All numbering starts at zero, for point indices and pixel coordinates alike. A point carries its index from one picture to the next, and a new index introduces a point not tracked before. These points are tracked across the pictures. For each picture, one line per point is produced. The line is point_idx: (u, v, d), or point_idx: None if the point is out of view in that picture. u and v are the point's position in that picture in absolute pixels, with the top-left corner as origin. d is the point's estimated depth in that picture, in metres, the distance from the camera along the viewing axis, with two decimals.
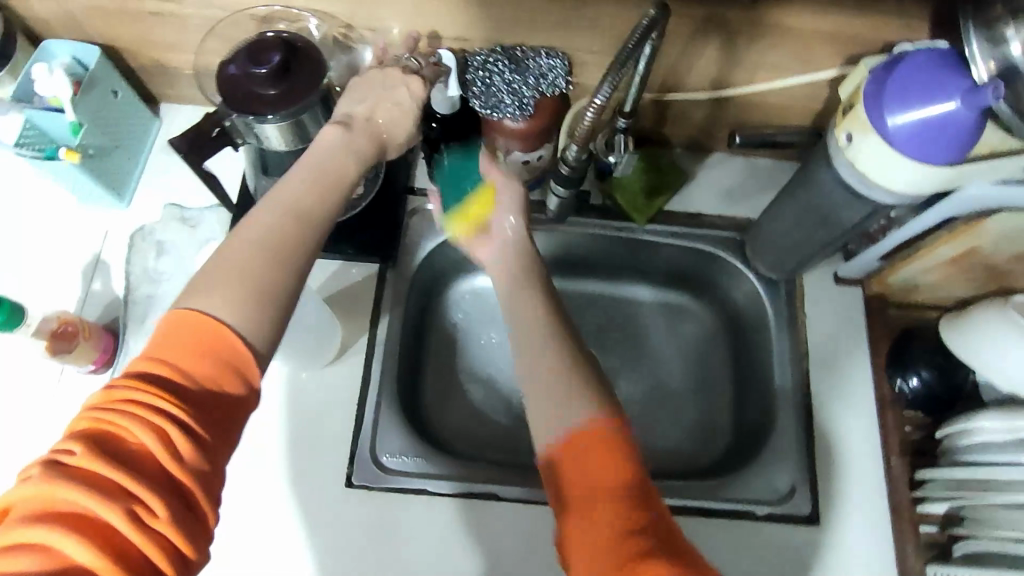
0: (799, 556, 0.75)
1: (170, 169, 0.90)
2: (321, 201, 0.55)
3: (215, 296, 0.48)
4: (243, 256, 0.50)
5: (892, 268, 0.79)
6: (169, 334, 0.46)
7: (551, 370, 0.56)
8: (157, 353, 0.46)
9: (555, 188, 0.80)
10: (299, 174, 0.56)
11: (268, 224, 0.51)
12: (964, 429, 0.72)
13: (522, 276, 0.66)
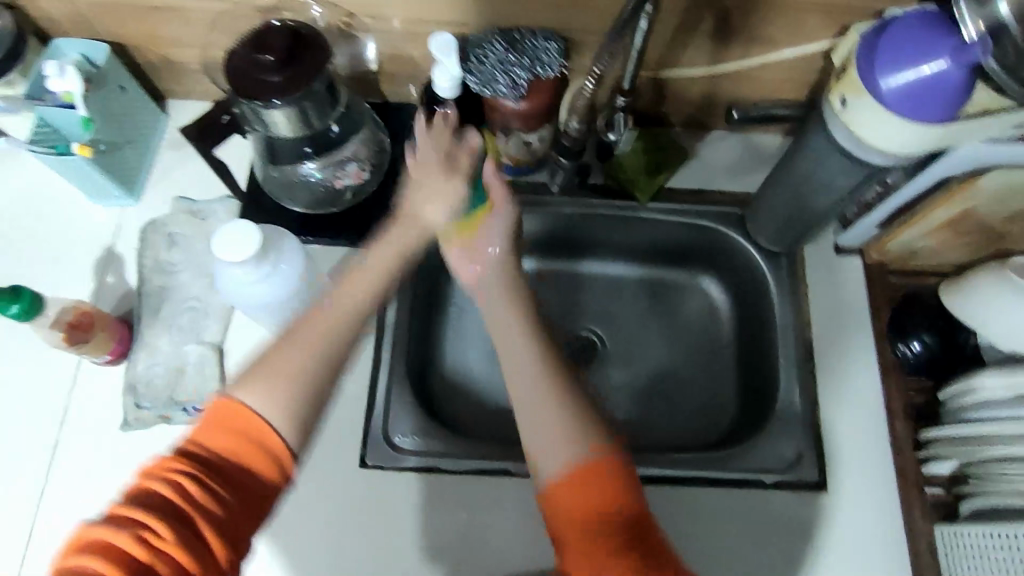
0: (809, 520, 0.76)
1: (179, 163, 0.92)
2: (365, 292, 0.60)
3: (265, 389, 0.52)
4: (287, 355, 0.54)
5: (891, 234, 0.80)
6: (227, 415, 0.50)
7: (549, 408, 0.58)
8: (212, 430, 0.50)
9: (559, 161, 0.81)
10: (352, 280, 0.60)
11: (321, 362, 0.55)
12: (966, 387, 0.73)
13: (508, 312, 0.66)
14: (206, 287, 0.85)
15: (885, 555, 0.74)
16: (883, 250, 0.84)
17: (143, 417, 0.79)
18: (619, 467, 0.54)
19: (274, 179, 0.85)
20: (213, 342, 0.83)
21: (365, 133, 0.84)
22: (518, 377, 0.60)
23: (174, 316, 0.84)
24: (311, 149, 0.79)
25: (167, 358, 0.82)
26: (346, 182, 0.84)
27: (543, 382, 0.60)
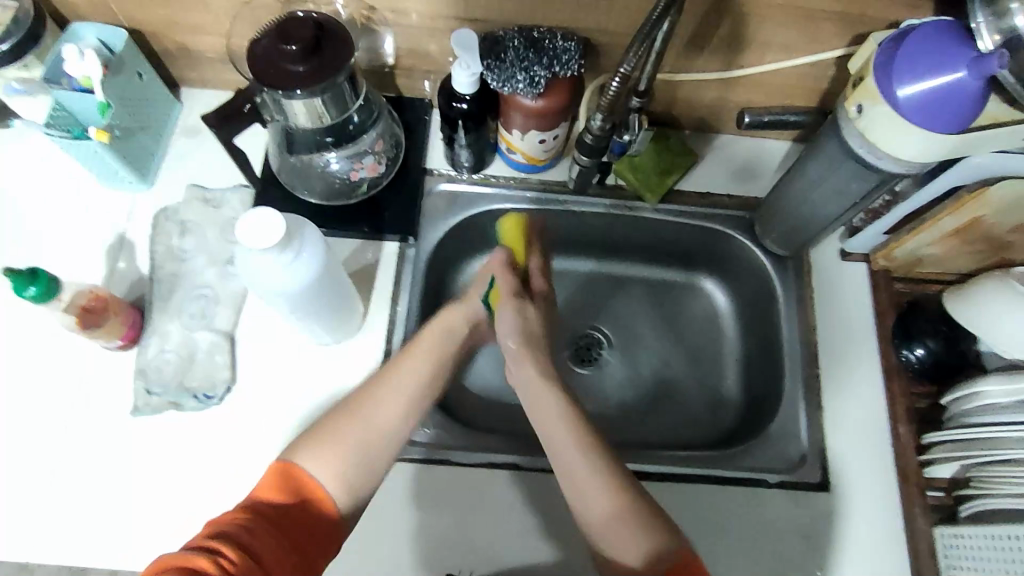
0: (811, 519, 0.78)
1: (193, 150, 0.92)
2: (401, 393, 0.68)
3: (321, 456, 0.61)
4: (340, 432, 0.63)
5: (899, 240, 0.81)
6: (287, 470, 0.59)
7: (595, 490, 0.61)
8: (273, 486, 0.58)
9: (578, 158, 0.83)
10: (387, 377, 0.68)
11: (364, 442, 0.63)
12: (969, 393, 0.75)
13: (549, 398, 0.69)
14: (217, 276, 0.86)
15: (885, 554, 0.76)
16: (889, 257, 0.85)
17: (153, 403, 0.79)
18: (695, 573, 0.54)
19: (292, 169, 0.86)
20: (225, 330, 0.83)
21: (383, 127, 0.85)
22: (562, 458, 0.64)
23: (186, 303, 0.84)
24: (330, 141, 0.80)
25: (178, 346, 0.82)
26: (362, 174, 0.86)
27: (588, 464, 0.62)
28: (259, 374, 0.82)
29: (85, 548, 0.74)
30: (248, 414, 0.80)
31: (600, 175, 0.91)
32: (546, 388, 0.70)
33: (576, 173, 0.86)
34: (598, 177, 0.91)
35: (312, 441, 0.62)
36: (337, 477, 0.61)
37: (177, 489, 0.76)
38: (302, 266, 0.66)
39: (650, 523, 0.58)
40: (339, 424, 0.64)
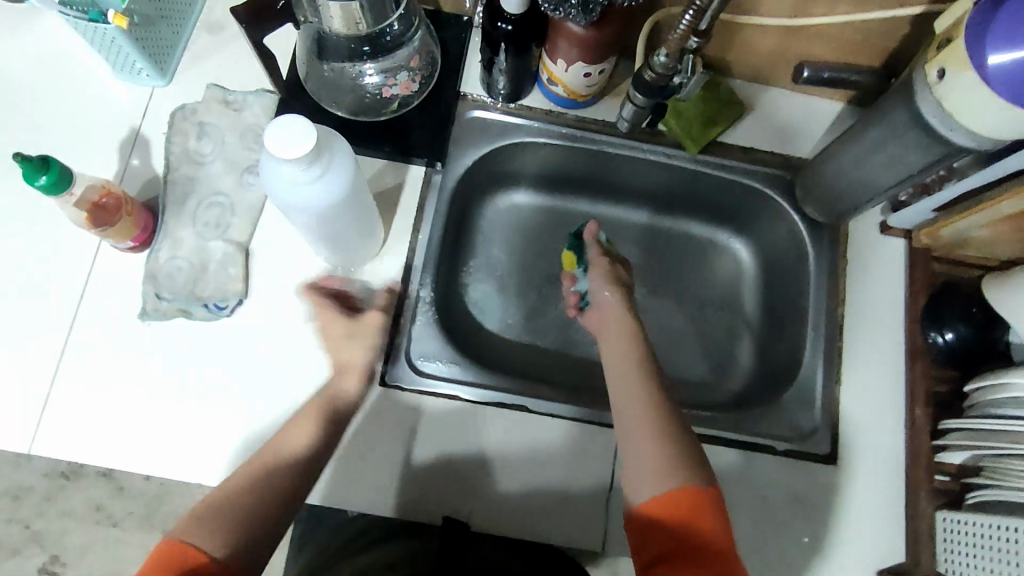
0: (813, 489, 0.79)
1: (216, 47, 0.86)
2: (309, 433, 0.66)
3: (206, 526, 0.55)
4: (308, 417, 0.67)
5: (947, 219, 0.77)
6: (171, 548, 0.53)
7: (646, 445, 0.59)
8: (161, 562, 0.52)
9: (634, 97, 0.78)
10: (291, 428, 0.66)
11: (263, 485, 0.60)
12: (995, 383, 0.73)
13: (631, 348, 0.69)
14: (234, 184, 0.82)
15: (883, 529, 0.77)
16: (934, 235, 0.81)
17: (162, 308, 0.78)
18: (700, 501, 0.55)
19: (326, 78, 0.80)
20: (239, 242, 0.80)
21: (421, 42, 0.80)
22: (629, 416, 0.62)
23: (201, 209, 0.81)
24: (366, 50, 0.75)
25: (191, 253, 0.80)
26: (394, 91, 0.81)
27: (646, 421, 0.61)
28: (271, 290, 0.80)
29: (89, 446, 0.74)
30: (259, 331, 0.78)
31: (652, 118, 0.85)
32: (625, 345, 0.69)
33: (627, 113, 0.82)
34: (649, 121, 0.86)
35: (189, 519, 0.56)
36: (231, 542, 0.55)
37: (184, 397, 0.76)
38: (317, 187, 0.63)
39: (684, 470, 0.57)
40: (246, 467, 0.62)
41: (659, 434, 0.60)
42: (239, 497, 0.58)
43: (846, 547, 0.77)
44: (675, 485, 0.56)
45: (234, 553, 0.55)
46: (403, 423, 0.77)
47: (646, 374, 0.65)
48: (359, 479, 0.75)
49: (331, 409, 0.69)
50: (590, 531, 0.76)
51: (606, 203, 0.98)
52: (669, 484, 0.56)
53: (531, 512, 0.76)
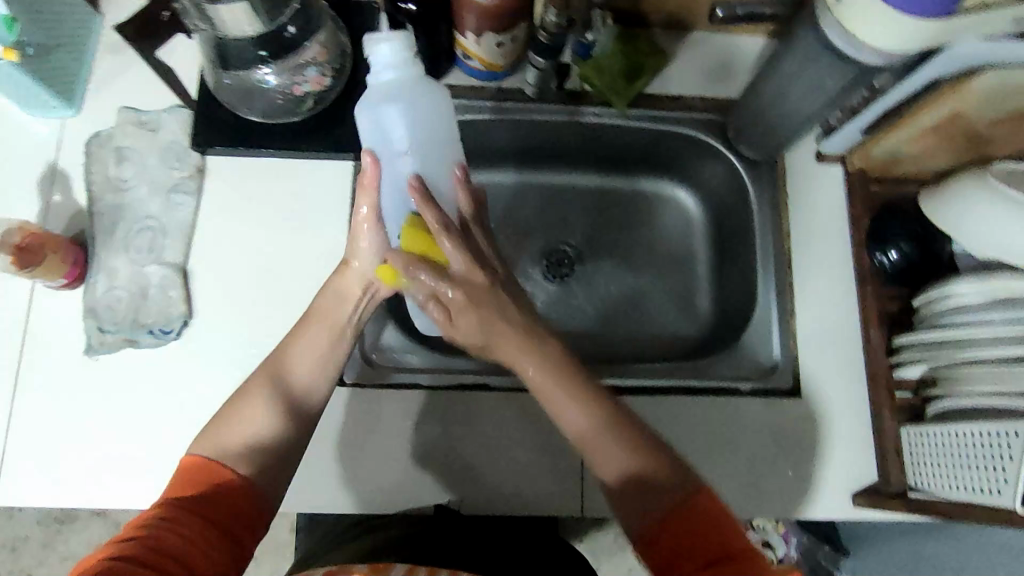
0: (780, 424, 0.80)
1: (122, 69, 0.84)
2: (326, 348, 0.64)
3: (226, 445, 0.58)
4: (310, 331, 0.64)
5: (876, 139, 0.78)
6: (197, 464, 0.56)
7: (580, 420, 0.60)
8: (185, 476, 0.55)
9: (533, 59, 0.80)
10: (314, 322, 0.64)
11: (290, 392, 0.61)
12: (941, 294, 0.73)
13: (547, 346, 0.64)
14: (162, 205, 0.80)
15: (851, 452, 0.79)
16: (867, 157, 0.81)
17: (108, 341, 0.76)
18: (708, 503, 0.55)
19: (227, 85, 0.78)
20: (176, 263, 0.79)
21: (326, 34, 0.78)
22: (560, 396, 0.61)
23: (132, 236, 0.80)
24: (266, 53, 0.73)
25: (128, 282, 0.78)
26: (305, 88, 0.79)
27: (574, 396, 0.61)
28: (216, 306, 0.79)
29: (58, 489, 0.73)
30: (210, 349, 0.77)
31: (558, 81, 0.84)
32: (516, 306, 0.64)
33: (534, 77, 0.83)
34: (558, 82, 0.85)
35: (220, 428, 0.59)
36: (256, 459, 0.58)
37: (144, 426, 0.75)
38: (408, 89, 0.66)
39: (621, 440, 0.59)
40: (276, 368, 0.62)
41: (584, 410, 0.60)
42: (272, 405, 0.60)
43: (816, 473, 0.79)
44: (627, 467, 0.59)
45: (260, 472, 0.57)
46: (370, 419, 0.77)
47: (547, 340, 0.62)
48: (335, 479, 0.76)
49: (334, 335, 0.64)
50: (568, 494, 0.78)
51: (546, 170, 0.98)
52: (628, 463, 0.59)
53: (508, 485, 0.78)
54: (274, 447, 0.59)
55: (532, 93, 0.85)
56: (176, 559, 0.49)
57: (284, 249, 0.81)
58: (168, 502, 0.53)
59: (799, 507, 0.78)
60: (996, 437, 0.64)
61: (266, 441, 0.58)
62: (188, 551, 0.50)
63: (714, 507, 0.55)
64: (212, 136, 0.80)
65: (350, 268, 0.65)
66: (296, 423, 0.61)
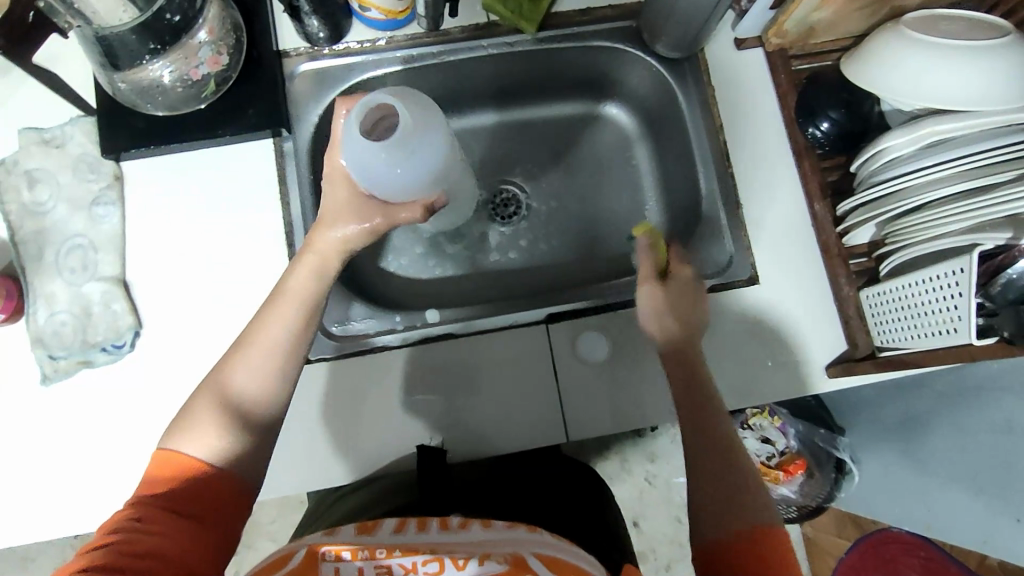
0: (745, 314, 0.81)
1: (11, 89, 0.80)
2: (294, 323, 0.59)
3: (198, 433, 0.55)
4: (275, 314, 0.59)
5: (786, 13, 0.77)
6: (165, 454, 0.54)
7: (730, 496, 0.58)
8: (156, 473, 0.53)
9: None
10: (282, 295, 0.60)
11: (265, 370, 0.58)
12: (873, 153, 0.73)
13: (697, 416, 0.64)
14: (86, 221, 0.78)
15: (818, 328, 0.80)
16: (781, 33, 0.81)
17: (62, 367, 0.75)
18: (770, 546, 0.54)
19: (123, 90, 0.74)
20: (113, 276, 0.77)
21: (214, 10, 0.75)
22: (715, 488, 0.59)
23: (62, 258, 0.78)
24: (155, 44, 0.70)
25: (70, 304, 0.76)
26: (203, 70, 0.76)
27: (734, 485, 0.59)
28: (164, 311, 0.77)
29: (46, 520, 0.73)
30: (166, 355, 0.76)
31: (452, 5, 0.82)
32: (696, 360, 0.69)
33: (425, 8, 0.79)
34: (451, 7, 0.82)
35: (184, 419, 0.56)
36: (229, 446, 0.55)
37: (116, 443, 0.74)
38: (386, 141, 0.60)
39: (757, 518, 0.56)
40: (244, 344, 0.59)
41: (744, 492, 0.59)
42: (243, 384, 0.57)
43: (786, 353, 0.80)
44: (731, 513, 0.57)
45: (232, 462, 0.55)
46: (341, 391, 0.77)
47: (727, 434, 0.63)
48: (321, 456, 0.76)
49: (291, 322, 0.59)
50: (551, 424, 0.79)
51: (472, 114, 0.96)
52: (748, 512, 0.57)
53: (494, 427, 0.78)
54: (246, 436, 0.56)
55: (431, 28, 0.83)
56: (143, 553, 0.47)
57: (221, 241, 0.79)
58: (138, 500, 0.51)
59: (776, 389, 0.80)
60: (946, 277, 0.64)
61: (236, 429, 0.56)
62: (159, 549, 0.48)
63: (774, 544, 0.54)
64: (119, 141, 0.77)
65: (322, 233, 0.62)
66: (258, 423, 0.57)
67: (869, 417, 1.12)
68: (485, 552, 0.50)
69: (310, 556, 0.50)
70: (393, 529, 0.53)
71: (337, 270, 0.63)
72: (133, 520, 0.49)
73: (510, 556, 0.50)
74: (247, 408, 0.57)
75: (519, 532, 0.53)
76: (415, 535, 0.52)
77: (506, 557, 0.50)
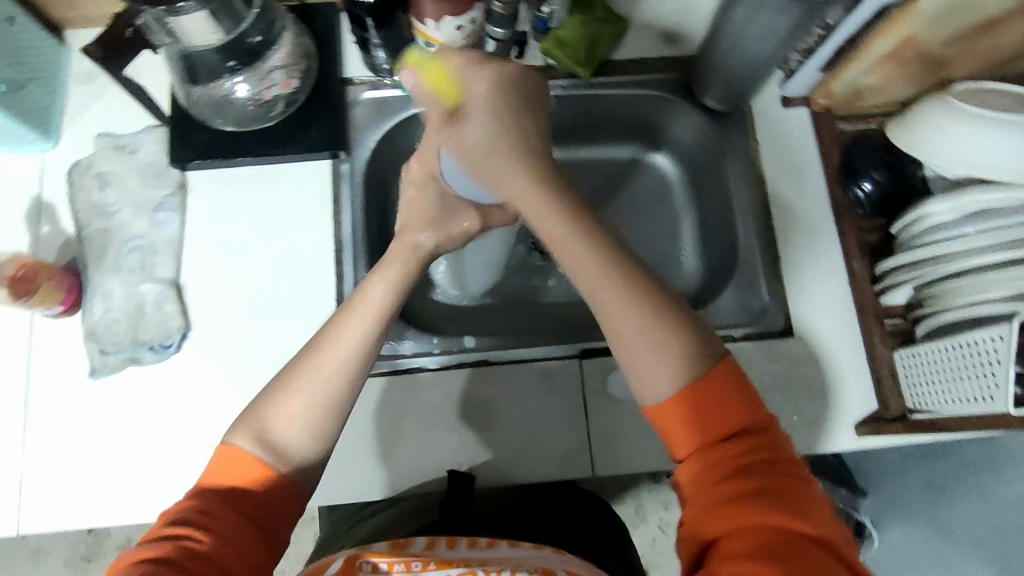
0: (776, 364, 0.82)
1: (92, 96, 0.85)
2: (366, 340, 0.57)
3: (269, 435, 0.54)
4: (349, 329, 0.57)
5: (834, 74, 0.79)
6: (226, 452, 0.54)
7: (659, 360, 0.54)
8: (222, 468, 0.53)
9: (492, 33, 0.80)
10: (357, 306, 0.58)
11: (331, 388, 0.55)
12: (916, 217, 0.74)
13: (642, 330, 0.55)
14: (148, 224, 0.82)
15: (850, 384, 0.81)
16: (828, 93, 0.84)
17: (110, 361, 0.78)
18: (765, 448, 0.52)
19: (198, 102, 0.78)
20: (168, 278, 0.80)
21: (290, 37, 0.79)
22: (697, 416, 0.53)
23: (121, 257, 0.81)
24: (233, 63, 0.75)
25: (124, 302, 0.80)
26: (275, 91, 0.80)
27: (655, 345, 0.54)
28: (212, 316, 0.80)
29: (78, 510, 0.75)
30: (211, 358, 0.79)
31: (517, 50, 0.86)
32: (588, 254, 0.56)
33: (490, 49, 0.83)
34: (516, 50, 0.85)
35: (251, 418, 0.55)
36: (292, 453, 0.55)
37: (153, 440, 0.76)
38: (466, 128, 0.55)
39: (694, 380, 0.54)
40: (309, 357, 0.56)
41: (669, 350, 0.54)
42: (301, 406, 0.55)
43: (816, 407, 0.81)
44: (671, 386, 0.54)
45: (294, 465, 0.55)
46: (375, 407, 0.79)
47: (641, 287, 0.56)
48: (349, 470, 0.77)
49: (361, 346, 0.57)
50: (577, 458, 0.79)
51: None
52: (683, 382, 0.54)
53: (519, 456, 0.79)
54: (311, 444, 0.55)
55: None
56: (212, 558, 0.48)
57: (272, 253, 0.82)
58: (204, 497, 0.51)
59: (805, 443, 0.80)
60: (984, 344, 0.65)
61: (297, 442, 0.55)
62: (224, 550, 0.49)
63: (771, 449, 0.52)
64: (188, 151, 0.81)
65: (402, 241, 0.60)
66: (318, 438, 0.56)
67: (893, 481, 1.10)
68: (515, 565, 0.53)
69: (348, 564, 0.52)
70: (425, 544, 0.54)
71: (413, 280, 0.60)
72: (202, 518, 0.50)
73: (539, 568, 0.53)
74: (301, 434, 0.55)
75: (542, 551, 0.55)
76: (447, 551, 0.54)
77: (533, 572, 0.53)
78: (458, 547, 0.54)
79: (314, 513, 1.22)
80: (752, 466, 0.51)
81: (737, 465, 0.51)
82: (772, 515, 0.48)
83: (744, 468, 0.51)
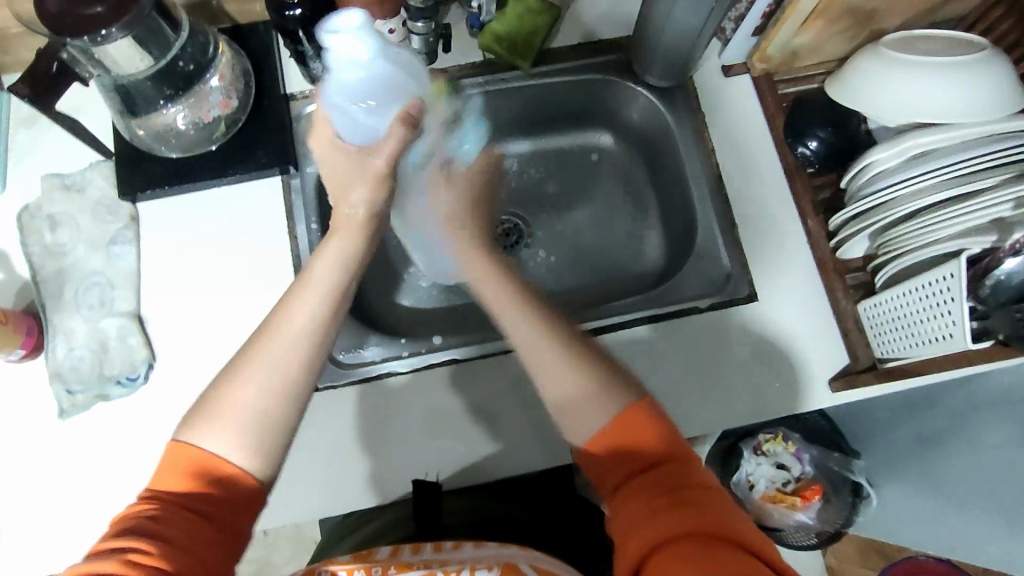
0: (746, 331, 0.82)
1: (36, 138, 0.84)
2: (317, 313, 0.57)
3: (223, 429, 0.53)
4: (299, 308, 0.57)
5: (767, 38, 0.80)
6: (175, 451, 0.53)
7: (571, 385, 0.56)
8: (168, 469, 0.52)
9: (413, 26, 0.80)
10: (303, 288, 0.58)
11: (284, 370, 0.56)
12: (863, 167, 0.74)
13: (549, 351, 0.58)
14: (105, 259, 0.82)
15: (820, 343, 0.81)
16: (765, 58, 0.84)
17: (78, 401, 0.77)
18: (687, 471, 0.51)
19: (141, 136, 0.79)
20: (129, 311, 0.80)
21: (225, 58, 0.80)
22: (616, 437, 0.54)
23: (80, 296, 0.81)
24: (168, 89, 0.75)
25: (87, 339, 0.79)
26: (214, 113, 0.80)
27: (562, 363, 0.57)
28: (176, 344, 0.80)
29: (59, 553, 0.74)
30: (178, 385, 0.78)
31: (444, 42, 0.86)
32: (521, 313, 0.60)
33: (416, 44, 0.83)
34: (441, 43, 0.86)
35: (199, 414, 0.54)
36: (249, 444, 0.54)
37: (127, 473, 0.76)
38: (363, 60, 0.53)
39: (616, 398, 0.55)
40: (260, 348, 0.56)
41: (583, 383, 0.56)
42: (259, 398, 0.55)
43: (790, 369, 0.80)
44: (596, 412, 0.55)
45: (251, 460, 0.53)
46: (348, 418, 0.78)
47: (548, 325, 0.59)
48: (328, 482, 0.77)
49: (311, 325, 0.57)
50: (558, 447, 0.79)
51: (497, 143, 0.99)
52: (598, 409, 0.55)
53: (497, 450, 0.79)
54: (272, 435, 0.55)
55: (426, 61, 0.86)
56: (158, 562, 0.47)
57: (230, 276, 0.82)
58: (152, 499, 0.50)
59: (781, 406, 0.80)
60: (939, 282, 0.66)
61: (254, 435, 0.54)
62: (173, 550, 0.48)
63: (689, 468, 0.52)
64: (136, 182, 0.81)
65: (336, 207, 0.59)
66: (280, 425, 0.55)
67: (883, 440, 1.10)
68: (475, 563, 0.54)
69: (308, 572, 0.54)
70: (389, 552, 0.57)
71: (365, 248, 0.60)
72: (150, 520, 0.49)
73: (502, 562, 0.54)
74: (257, 423, 0.54)
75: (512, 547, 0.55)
76: (411, 555, 0.56)
77: (496, 565, 0.54)
78: (420, 552, 0.56)
79: (312, 536, 1.21)
80: (671, 487, 0.50)
81: (661, 483, 0.51)
82: (690, 523, 0.47)
83: (665, 486, 0.50)
